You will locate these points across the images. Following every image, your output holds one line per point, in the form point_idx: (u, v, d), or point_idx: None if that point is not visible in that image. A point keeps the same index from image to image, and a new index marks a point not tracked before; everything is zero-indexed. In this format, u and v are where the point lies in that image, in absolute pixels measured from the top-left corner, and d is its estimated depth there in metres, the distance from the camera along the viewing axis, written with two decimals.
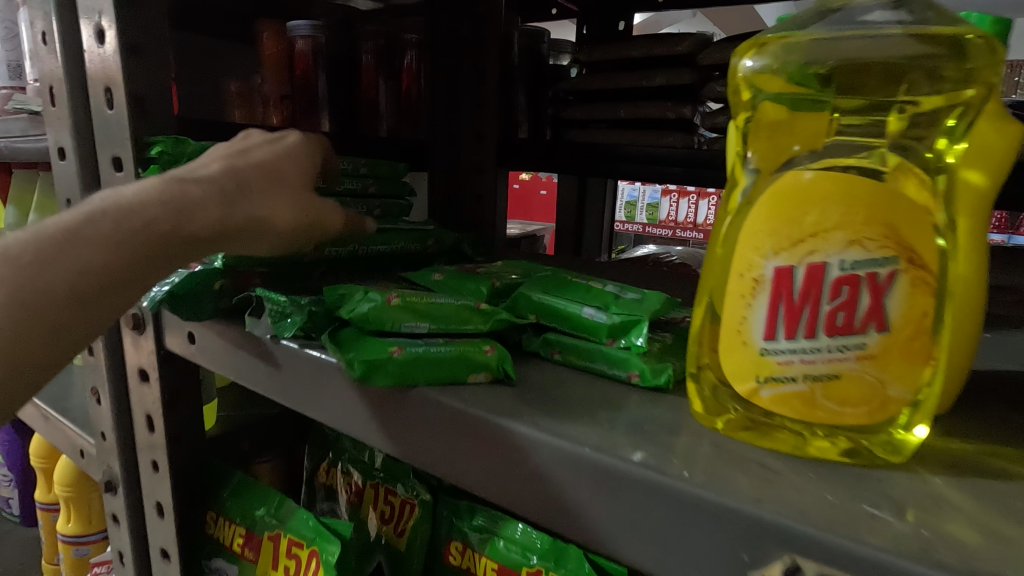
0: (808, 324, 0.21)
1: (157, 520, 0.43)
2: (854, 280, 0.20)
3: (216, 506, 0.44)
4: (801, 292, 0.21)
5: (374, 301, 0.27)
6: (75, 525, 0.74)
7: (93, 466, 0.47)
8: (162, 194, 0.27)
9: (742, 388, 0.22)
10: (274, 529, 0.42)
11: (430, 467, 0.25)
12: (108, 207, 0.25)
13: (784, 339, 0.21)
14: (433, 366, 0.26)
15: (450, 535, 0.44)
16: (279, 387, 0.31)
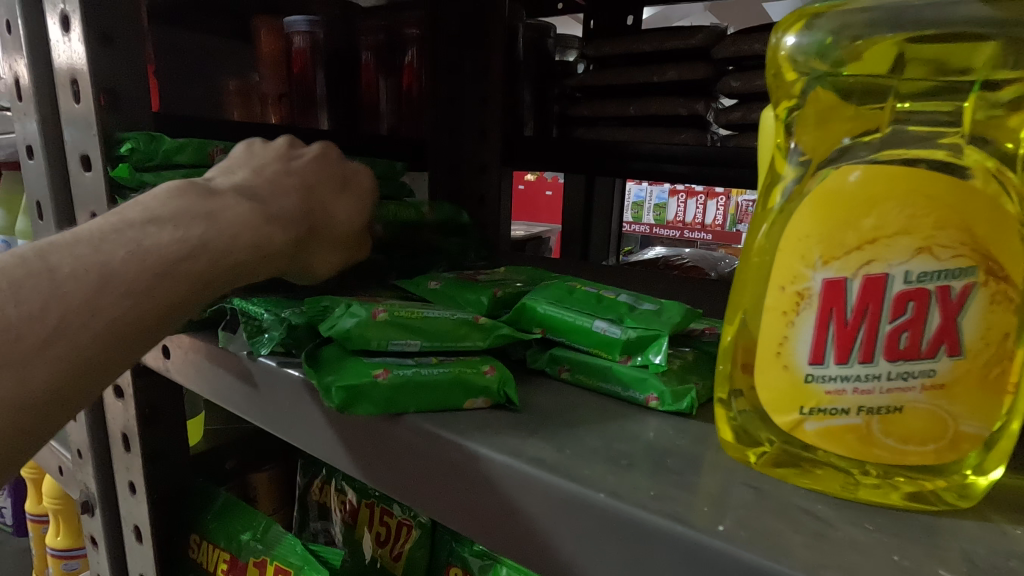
0: (865, 346, 0.18)
1: (136, 545, 0.40)
2: (922, 294, 0.17)
3: (199, 528, 0.41)
4: (857, 308, 0.18)
5: (358, 316, 0.24)
6: (63, 539, 0.71)
7: (71, 484, 0.44)
8: (256, 234, 0.26)
9: (786, 422, 0.19)
10: (258, 556, 0.39)
11: (420, 506, 0.22)
12: (207, 243, 0.24)
13: (836, 363, 0.18)
14: (425, 394, 0.22)
15: (449, 559, 0.41)
16: (256, 409, 0.27)
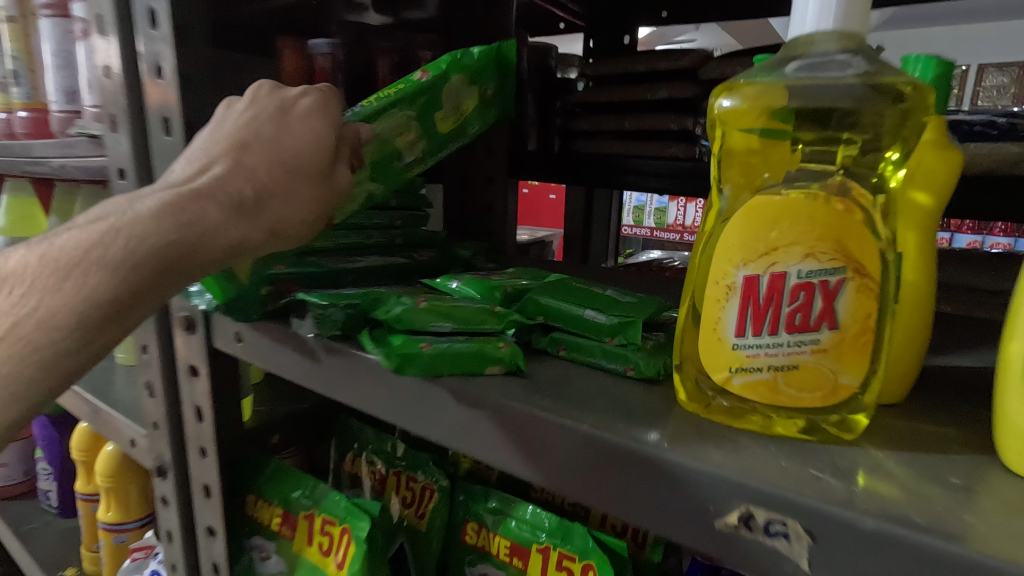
0: (774, 322, 0.25)
1: (204, 500, 0.47)
2: (813, 285, 0.25)
3: (254, 488, 0.49)
4: (768, 293, 0.25)
5: (402, 302, 0.32)
6: (115, 513, 0.79)
7: (143, 453, 0.52)
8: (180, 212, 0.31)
9: (720, 378, 0.26)
10: (307, 509, 0.46)
11: (457, 445, 0.29)
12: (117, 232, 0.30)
13: (753, 335, 0.25)
14: (456, 362, 0.30)
15: (464, 515, 0.49)
16: (322, 379, 0.35)
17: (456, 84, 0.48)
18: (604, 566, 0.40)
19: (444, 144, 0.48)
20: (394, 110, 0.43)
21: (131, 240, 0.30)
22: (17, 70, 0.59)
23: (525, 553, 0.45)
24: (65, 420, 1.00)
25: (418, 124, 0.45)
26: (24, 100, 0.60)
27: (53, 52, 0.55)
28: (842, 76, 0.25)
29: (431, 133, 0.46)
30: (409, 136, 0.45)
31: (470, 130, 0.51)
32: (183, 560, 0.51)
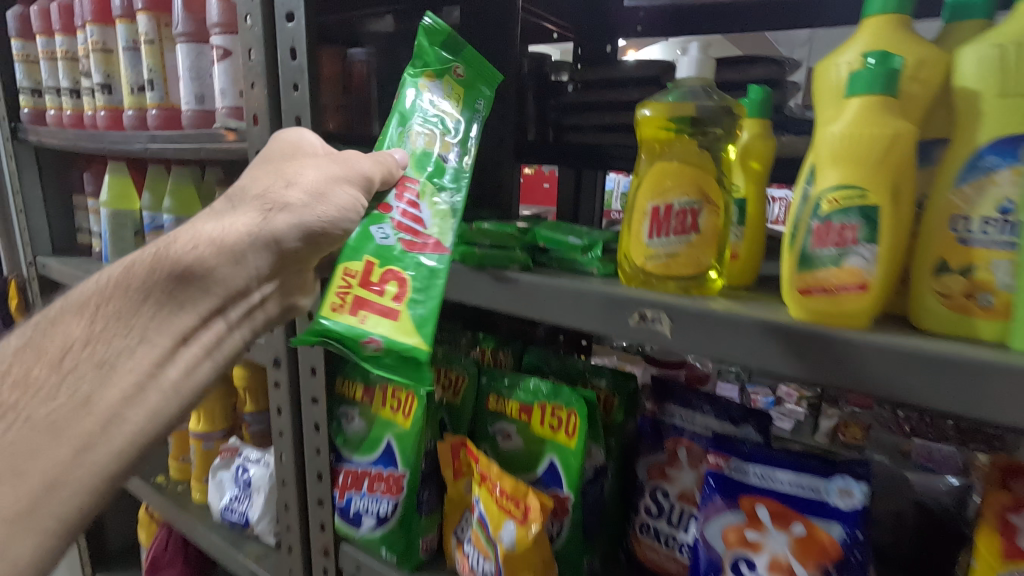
0: (669, 231, 0.47)
1: (311, 378, 0.69)
2: (687, 210, 0.46)
3: (342, 373, 0.71)
4: (664, 215, 0.47)
5: (460, 227, 0.53)
6: (203, 425, 1.02)
7: (259, 352, 0.74)
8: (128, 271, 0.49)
9: (640, 263, 0.48)
10: (382, 383, 0.68)
11: (497, 306, 0.51)
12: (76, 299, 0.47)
13: (657, 238, 0.47)
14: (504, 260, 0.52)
15: (488, 392, 0.71)
16: None
17: (431, 84, 0.57)
18: (583, 409, 0.62)
19: (467, 132, 0.58)
20: (399, 132, 0.57)
21: (112, 281, 0.48)
22: (153, 80, 0.80)
23: (530, 409, 0.67)
24: None
25: (429, 127, 0.57)
26: (158, 101, 0.81)
27: (188, 67, 0.76)
28: (701, 93, 0.49)
29: (449, 127, 0.57)
30: (428, 137, 0.57)
31: (476, 107, 0.59)
32: (290, 426, 0.73)
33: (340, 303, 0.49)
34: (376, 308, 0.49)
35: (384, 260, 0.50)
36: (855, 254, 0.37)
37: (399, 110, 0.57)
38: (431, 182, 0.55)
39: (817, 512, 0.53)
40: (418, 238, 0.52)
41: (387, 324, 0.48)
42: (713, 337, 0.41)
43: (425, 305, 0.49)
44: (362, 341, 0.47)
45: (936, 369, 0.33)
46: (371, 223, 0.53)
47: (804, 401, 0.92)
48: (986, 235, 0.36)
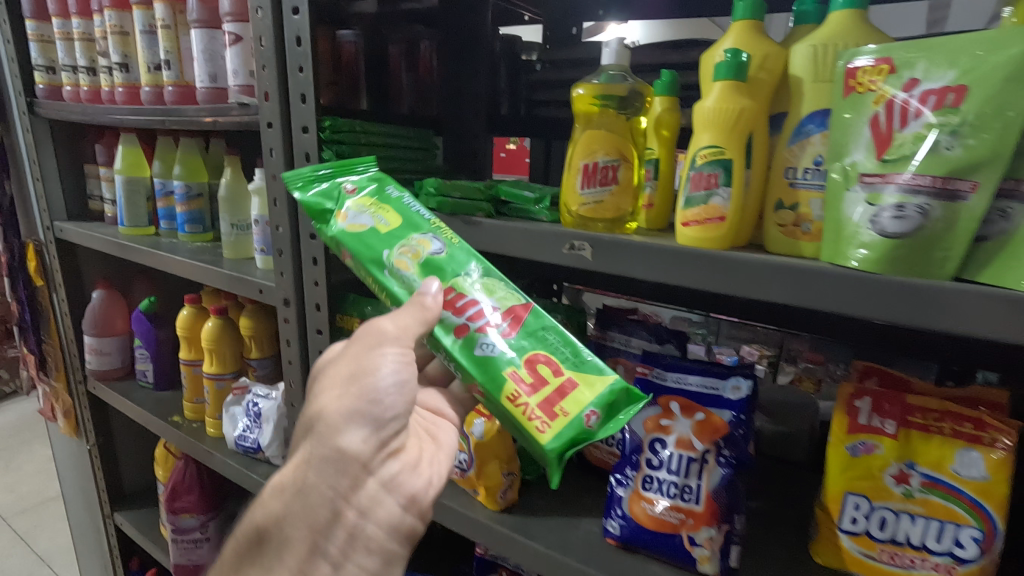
0: (596, 182, 0.61)
1: (316, 313, 0.84)
2: (610, 167, 0.61)
3: (342, 309, 0.84)
4: (592, 170, 0.61)
5: (435, 182, 0.66)
6: (215, 367, 1.17)
7: (271, 295, 0.88)
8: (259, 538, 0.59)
9: (574, 209, 0.63)
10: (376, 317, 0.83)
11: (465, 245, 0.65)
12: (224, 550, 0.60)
13: (587, 188, 0.61)
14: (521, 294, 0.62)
15: None
16: None
17: (346, 219, 0.61)
18: None
19: (410, 211, 0.63)
20: (393, 263, 0.60)
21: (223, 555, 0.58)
22: (170, 60, 0.93)
23: None
24: (159, 317, 1.35)
25: (404, 242, 0.61)
26: (174, 79, 0.93)
27: (202, 50, 0.88)
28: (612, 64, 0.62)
29: (412, 228, 0.62)
30: (416, 242, 0.61)
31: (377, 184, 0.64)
32: (298, 355, 0.87)
33: (545, 420, 0.56)
34: (559, 396, 0.57)
35: (515, 357, 0.58)
36: (717, 194, 0.52)
37: (371, 255, 0.60)
38: (461, 281, 0.60)
39: (714, 403, 0.69)
40: (491, 320, 0.59)
41: (590, 398, 0.57)
42: (623, 260, 0.56)
43: (574, 358, 0.59)
44: (587, 428, 0.56)
45: (760, 271, 0.49)
46: (472, 349, 0.58)
47: (766, 359, 0.92)
48: (806, 180, 0.51)
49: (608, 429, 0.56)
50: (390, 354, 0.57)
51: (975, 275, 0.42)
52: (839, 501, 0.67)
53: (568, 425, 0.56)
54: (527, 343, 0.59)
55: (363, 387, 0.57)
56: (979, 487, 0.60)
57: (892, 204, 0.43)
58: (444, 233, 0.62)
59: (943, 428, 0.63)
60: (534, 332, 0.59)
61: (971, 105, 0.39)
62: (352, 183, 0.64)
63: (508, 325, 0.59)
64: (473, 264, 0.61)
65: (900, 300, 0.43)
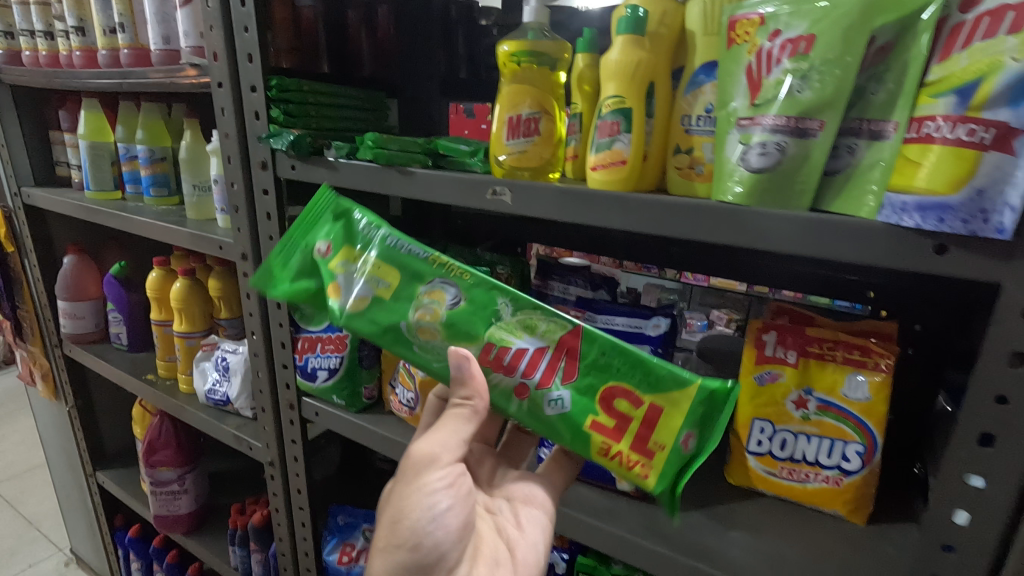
0: (520, 134, 0.66)
1: None
2: (532, 119, 0.66)
3: None
4: (517, 123, 0.66)
5: (374, 135, 0.71)
6: (184, 326, 1.21)
7: (230, 250, 0.93)
8: None
9: (502, 159, 0.67)
10: None
11: (401, 195, 0.70)
12: None
13: (513, 139, 0.66)
14: (567, 319, 0.60)
15: None
16: (340, 178, 0.75)
17: (342, 292, 0.65)
18: None
19: (400, 256, 0.64)
20: (416, 335, 0.63)
21: None
22: (124, 23, 0.95)
23: None
24: (130, 281, 1.38)
25: (416, 301, 0.63)
26: (129, 42, 0.96)
27: (154, 12, 0.90)
28: (534, 23, 0.67)
29: (416, 280, 0.63)
30: (428, 297, 0.63)
31: (357, 233, 0.66)
32: (258, 307, 0.93)
33: (644, 462, 0.58)
34: (648, 427, 0.58)
35: (587, 403, 0.59)
36: (619, 140, 0.57)
37: (389, 324, 0.63)
38: (495, 329, 0.61)
39: (636, 340, 0.76)
40: (542, 366, 0.60)
41: (682, 416, 0.57)
42: (539, 203, 0.61)
43: (647, 379, 0.58)
44: (688, 453, 0.57)
45: (652, 208, 0.54)
46: (538, 408, 0.60)
47: (734, 323, 0.92)
48: (700, 126, 0.56)
49: (709, 440, 0.57)
50: (434, 481, 0.61)
51: (827, 205, 0.48)
52: (747, 427, 0.74)
53: (668, 462, 0.57)
54: (593, 378, 0.59)
55: (415, 520, 0.60)
56: (863, 407, 0.68)
57: (759, 142, 0.48)
58: (449, 274, 0.62)
59: (835, 356, 0.70)
60: (594, 364, 0.59)
61: (817, 53, 0.45)
62: (325, 241, 0.66)
63: (564, 365, 0.60)
64: (499, 299, 0.61)
65: (876, 243, 0.45)
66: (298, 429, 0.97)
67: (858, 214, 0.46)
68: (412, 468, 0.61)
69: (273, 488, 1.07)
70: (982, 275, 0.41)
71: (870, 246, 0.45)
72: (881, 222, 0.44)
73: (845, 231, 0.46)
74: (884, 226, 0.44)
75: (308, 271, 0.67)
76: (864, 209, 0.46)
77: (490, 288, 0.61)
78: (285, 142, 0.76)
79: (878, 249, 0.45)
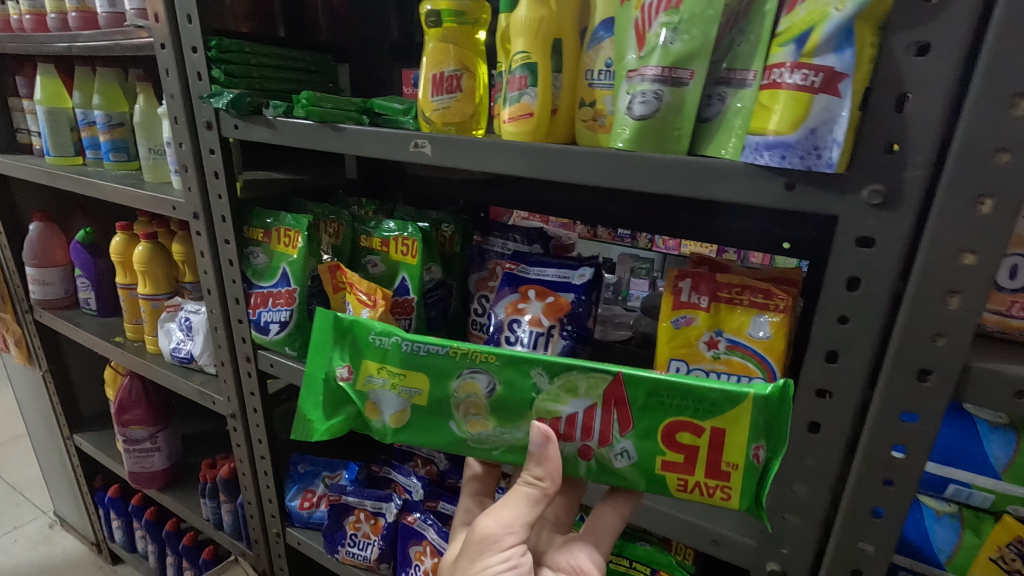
0: (443, 90, 0.69)
1: (222, 224, 0.92)
2: (455, 76, 0.69)
3: (248, 222, 0.94)
4: (440, 80, 0.69)
5: (307, 93, 0.74)
6: (149, 288, 1.25)
7: (183, 210, 0.96)
8: None
9: (428, 115, 0.71)
10: (278, 226, 0.92)
11: (335, 150, 0.74)
12: None
13: (437, 96, 0.70)
14: (604, 370, 0.56)
15: (360, 233, 0.95)
16: (279, 136, 0.78)
17: (382, 410, 0.64)
18: (419, 236, 0.88)
19: (421, 359, 0.62)
20: (468, 428, 0.62)
21: None
22: None
23: (387, 242, 0.92)
24: (96, 247, 1.41)
25: (452, 398, 0.61)
26: (77, 5, 0.97)
27: None
28: None
29: (446, 380, 0.61)
30: (464, 390, 0.61)
31: (370, 347, 0.64)
32: (212, 265, 0.96)
33: (724, 487, 0.53)
34: (718, 453, 0.53)
35: (652, 446, 0.55)
36: (527, 93, 0.61)
37: (438, 425, 0.63)
38: (539, 403, 0.59)
39: (562, 288, 0.81)
40: (598, 425, 0.57)
41: (747, 432, 0.51)
42: (457, 155, 0.65)
43: (701, 405, 0.53)
44: (761, 465, 0.52)
45: (553, 156, 0.59)
46: (606, 465, 0.58)
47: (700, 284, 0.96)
48: (601, 80, 0.60)
49: (777, 447, 0.52)
50: (493, 564, 0.57)
51: (703, 150, 0.53)
52: (665, 367, 0.79)
53: (745, 478, 0.52)
54: (650, 421, 0.55)
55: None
56: (765, 345, 0.73)
57: (640, 91, 0.52)
58: (475, 363, 0.60)
59: (742, 300, 0.75)
60: (645, 407, 0.54)
61: (686, 8, 0.49)
62: (344, 362, 0.66)
63: (618, 415, 0.56)
64: (532, 370, 0.58)
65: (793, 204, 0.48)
66: (256, 380, 1.02)
67: (724, 155, 0.51)
68: (474, 546, 0.58)
69: (237, 440, 1.12)
70: (823, 209, 0.46)
71: (733, 185, 0.50)
72: (744, 163, 0.49)
73: (714, 171, 0.51)
74: (746, 166, 0.49)
75: (330, 400, 0.66)
76: (729, 151, 0.51)
77: (519, 363, 0.59)
78: (225, 101, 0.79)
79: (739, 188, 0.50)
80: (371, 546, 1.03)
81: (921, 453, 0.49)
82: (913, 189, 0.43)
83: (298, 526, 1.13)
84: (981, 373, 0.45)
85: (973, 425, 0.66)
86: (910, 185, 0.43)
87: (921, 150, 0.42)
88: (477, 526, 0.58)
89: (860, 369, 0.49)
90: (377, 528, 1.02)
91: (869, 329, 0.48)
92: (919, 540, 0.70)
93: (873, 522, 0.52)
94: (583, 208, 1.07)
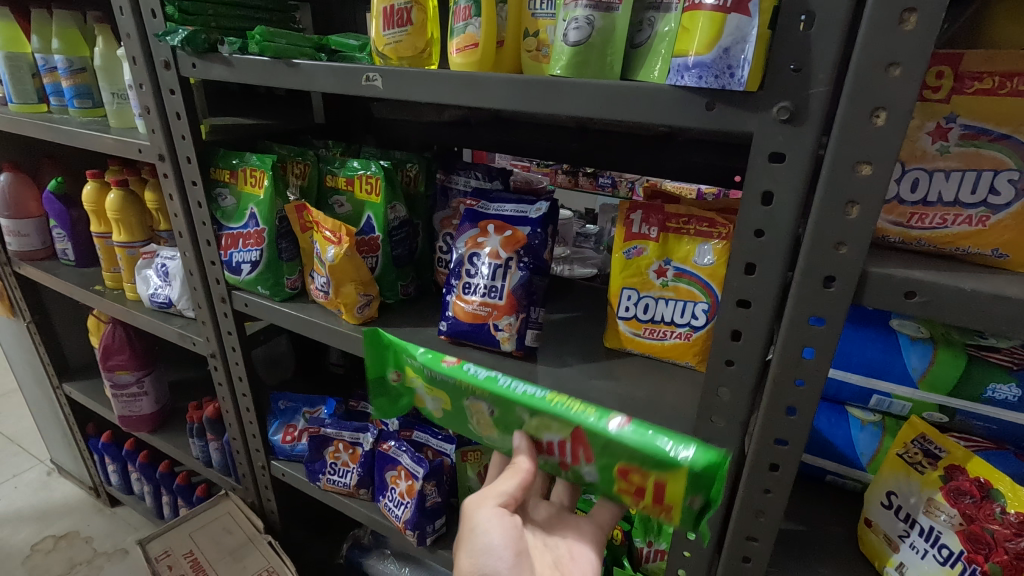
0: (394, 24, 0.70)
1: (188, 165, 0.94)
2: (405, 9, 0.69)
3: (214, 164, 0.96)
4: (391, 13, 0.70)
5: (261, 30, 0.75)
6: (124, 236, 1.26)
7: (149, 153, 0.97)
8: None
9: (381, 49, 0.72)
10: (243, 167, 0.94)
11: (290, 87, 0.75)
12: None
13: (388, 29, 0.70)
14: (569, 417, 0.64)
15: (326, 174, 0.97)
16: (236, 74, 0.79)
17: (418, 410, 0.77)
18: (382, 174, 0.90)
19: (443, 382, 0.72)
20: (484, 435, 0.73)
21: None
22: None
23: (352, 182, 0.94)
24: (69, 197, 1.41)
25: (468, 414, 0.72)
26: None
27: None
28: None
29: (461, 401, 0.72)
30: (477, 410, 0.71)
31: (410, 364, 0.76)
32: (181, 207, 0.98)
33: (661, 512, 0.63)
34: (657, 493, 0.62)
35: (610, 477, 0.65)
36: (472, 24, 0.63)
37: (462, 427, 0.74)
38: (528, 432, 0.69)
39: (519, 222, 0.85)
40: (570, 455, 0.67)
41: (683, 488, 0.60)
42: (406, 87, 0.67)
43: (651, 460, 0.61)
44: (696, 509, 0.61)
45: (496, 84, 0.61)
46: (580, 479, 0.68)
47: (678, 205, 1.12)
48: (544, 10, 0.62)
49: (709, 500, 0.60)
50: (483, 517, 0.65)
51: (635, 75, 0.57)
52: (618, 296, 0.83)
53: (679, 513, 0.62)
54: (608, 460, 0.64)
55: (473, 563, 0.63)
56: (709, 272, 0.77)
57: (573, 18, 0.55)
58: (477, 396, 0.69)
59: (689, 230, 0.78)
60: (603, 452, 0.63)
61: None
62: (390, 370, 0.79)
63: (582, 451, 0.66)
64: (522, 410, 0.67)
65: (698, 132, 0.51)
66: (233, 320, 1.05)
67: (652, 78, 0.55)
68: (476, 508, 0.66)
69: (218, 379, 1.16)
70: (740, 127, 0.50)
71: (659, 107, 0.53)
72: (669, 85, 0.51)
73: (642, 94, 0.53)
74: (671, 88, 0.52)
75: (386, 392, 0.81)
76: (656, 74, 0.55)
77: (508, 401, 0.68)
78: (179, 39, 0.80)
79: (665, 109, 0.53)
80: (350, 473, 1.09)
81: (826, 354, 0.53)
82: (817, 104, 0.46)
83: (281, 459, 1.20)
84: (877, 277, 0.49)
85: (895, 340, 0.71)
86: (815, 101, 0.46)
87: (824, 67, 0.45)
88: (471, 503, 0.67)
89: (772, 279, 0.53)
90: (356, 456, 1.09)
91: (781, 240, 0.52)
92: (844, 446, 0.76)
93: (787, 420, 0.58)
94: (547, 146, 1.08)
